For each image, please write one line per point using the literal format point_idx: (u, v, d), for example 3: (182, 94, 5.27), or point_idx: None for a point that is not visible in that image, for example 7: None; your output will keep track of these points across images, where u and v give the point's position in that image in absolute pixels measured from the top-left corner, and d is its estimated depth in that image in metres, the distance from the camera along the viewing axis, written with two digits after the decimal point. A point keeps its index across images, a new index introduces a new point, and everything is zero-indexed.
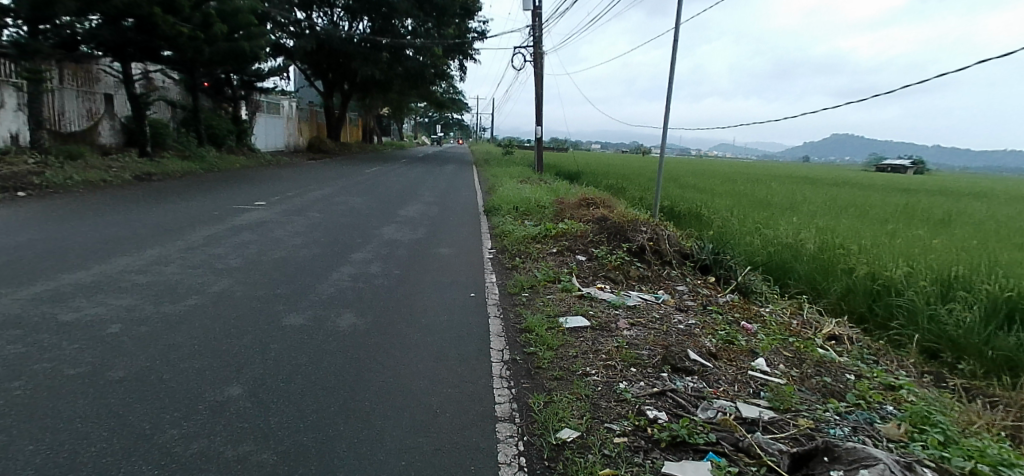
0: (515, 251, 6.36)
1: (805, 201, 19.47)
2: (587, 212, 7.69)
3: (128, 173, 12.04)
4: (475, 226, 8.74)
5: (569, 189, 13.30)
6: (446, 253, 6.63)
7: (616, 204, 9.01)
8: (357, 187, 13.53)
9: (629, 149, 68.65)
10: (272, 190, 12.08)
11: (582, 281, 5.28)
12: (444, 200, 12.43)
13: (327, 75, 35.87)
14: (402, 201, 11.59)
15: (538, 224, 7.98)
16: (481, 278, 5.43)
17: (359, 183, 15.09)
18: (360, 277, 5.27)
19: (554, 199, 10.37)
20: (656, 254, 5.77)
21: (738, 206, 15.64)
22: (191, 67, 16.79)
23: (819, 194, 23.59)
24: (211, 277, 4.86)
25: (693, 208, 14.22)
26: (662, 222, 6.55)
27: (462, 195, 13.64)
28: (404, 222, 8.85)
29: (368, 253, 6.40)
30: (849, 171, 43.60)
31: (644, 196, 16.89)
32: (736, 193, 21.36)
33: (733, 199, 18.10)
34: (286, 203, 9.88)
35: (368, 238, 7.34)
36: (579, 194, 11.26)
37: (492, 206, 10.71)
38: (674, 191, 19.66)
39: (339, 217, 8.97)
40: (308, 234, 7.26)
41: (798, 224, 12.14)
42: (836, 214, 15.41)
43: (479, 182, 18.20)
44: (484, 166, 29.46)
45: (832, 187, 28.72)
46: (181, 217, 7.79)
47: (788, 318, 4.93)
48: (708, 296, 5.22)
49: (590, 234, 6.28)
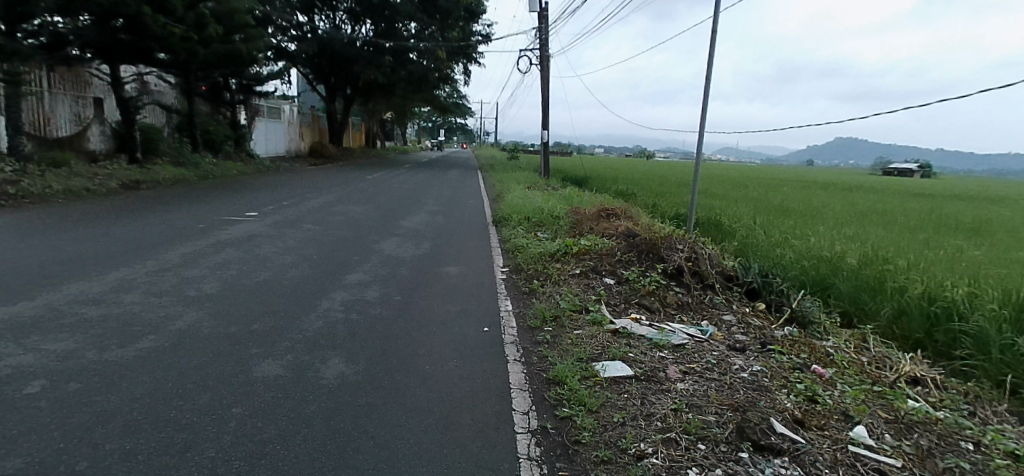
0: (531, 272, 5.62)
1: (824, 208, 18.68)
2: (610, 225, 6.93)
3: (115, 181, 11.36)
4: (484, 240, 8.01)
5: (581, 196, 12.58)
6: (453, 274, 5.89)
7: (640, 216, 8.26)
8: (358, 196, 12.81)
9: (634, 153, 67.92)
10: (267, 198, 11.37)
11: (612, 310, 4.52)
12: (450, 209, 11.71)
13: (329, 79, 35.26)
14: (405, 211, 10.86)
15: (554, 238, 7.22)
16: (495, 306, 4.69)
17: (361, 190, 14.37)
18: (354, 305, 4.53)
19: (570, 209, 9.63)
20: (696, 277, 5.02)
21: (758, 214, 14.86)
22: (187, 70, 16.17)
23: (835, 199, 22.80)
24: (178, 308, 4.13)
25: (711, 216, 13.46)
26: (699, 237, 5.77)
27: (469, 203, 12.90)
28: (406, 235, 8.11)
29: (364, 273, 5.66)
30: (861, 175, 42.72)
31: (658, 203, 16.12)
32: (751, 199, 20.56)
33: (750, 206, 17.29)
34: (279, 214, 9.15)
35: (366, 254, 6.60)
36: (594, 203, 10.51)
37: (502, 216, 9.98)
38: (687, 198, 18.86)
39: (336, 229, 8.24)
40: (300, 250, 6.54)
41: (827, 234, 11.35)
42: (861, 221, 14.62)
43: (485, 189, 17.48)
44: (488, 171, 28.77)
45: (847, 191, 27.88)
46: (161, 230, 7.06)
47: (858, 357, 4.18)
48: (761, 329, 4.47)
49: (617, 252, 5.52)
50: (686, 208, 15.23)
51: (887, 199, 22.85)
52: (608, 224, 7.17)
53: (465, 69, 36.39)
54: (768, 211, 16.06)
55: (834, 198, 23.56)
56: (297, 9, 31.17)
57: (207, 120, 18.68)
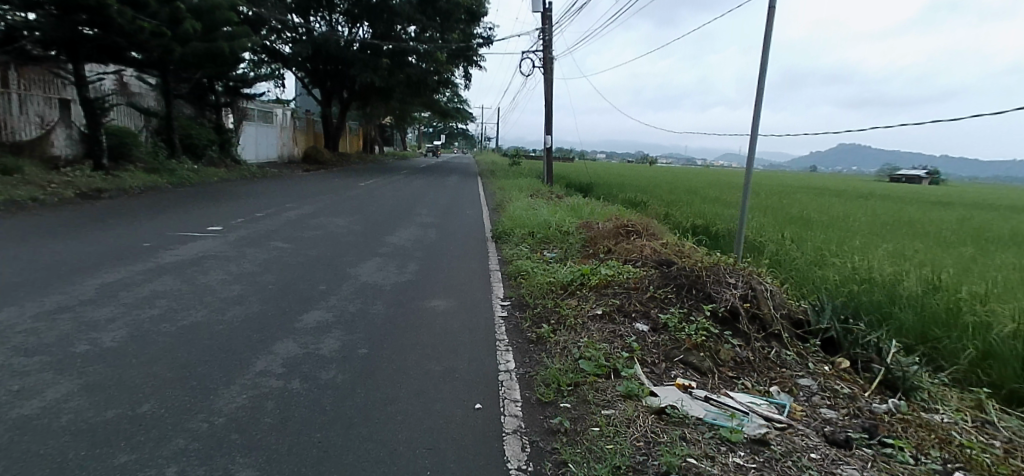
0: (540, 311, 4.46)
1: (847, 218, 17.48)
2: (634, 248, 5.74)
3: (71, 190, 10.22)
4: (483, 261, 6.85)
5: (589, 207, 11.49)
6: (441, 310, 4.72)
7: (663, 234, 7.06)
8: (345, 206, 11.66)
9: (636, 158, 67.08)
10: (242, 209, 10.22)
11: (651, 374, 3.34)
12: (445, 221, 10.57)
13: (325, 83, 34.21)
14: (393, 224, 9.69)
15: (565, 263, 6.02)
16: (492, 364, 3.53)
17: (349, 199, 13.22)
18: (298, 365, 3.33)
19: (583, 222, 8.50)
20: (756, 323, 3.86)
21: (776, 225, 13.78)
22: (166, 69, 15.11)
23: (855, 208, 21.62)
24: (49, 374, 2.95)
25: (732, 229, 12.27)
26: (750, 267, 4.58)
27: (468, 215, 11.72)
28: (389, 255, 6.93)
29: (326, 310, 4.47)
30: (870, 181, 41.74)
31: (669, 213, 15.03)
32: (767, 209, 19.35)
33: (768, 216, 16.13)
34: (247, 229, 7.98)
35: (335, 282, 5.41)
36: (605, 215, 9.38)
37: (502, 231, 8.85)
38: (700, 207, 17.67)
39: (309, 247, 7.08)
40: (258, 276, 5.38)
41: (861, 249, 10.24)
42: (889, 233, 13.51)
43: (485, 198, 16.32)
44: (488, 178, 27.62)
45: (861, 200, 26.78)
46: (95, 250, 5.90)
47: (997, 445, 2.98)
48: (851, 401, 3.30)
49: (649, 286, 4.34)
50: (701, 219, 14.06)
51: (909, 207, 21.70)
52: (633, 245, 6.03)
53: (466, 73, 35.35)
54: (789, 222, 14.88)
55: (852, 207, 22.39)
56: (292, 10, 30.17)
57: (189, 124, 17.56)
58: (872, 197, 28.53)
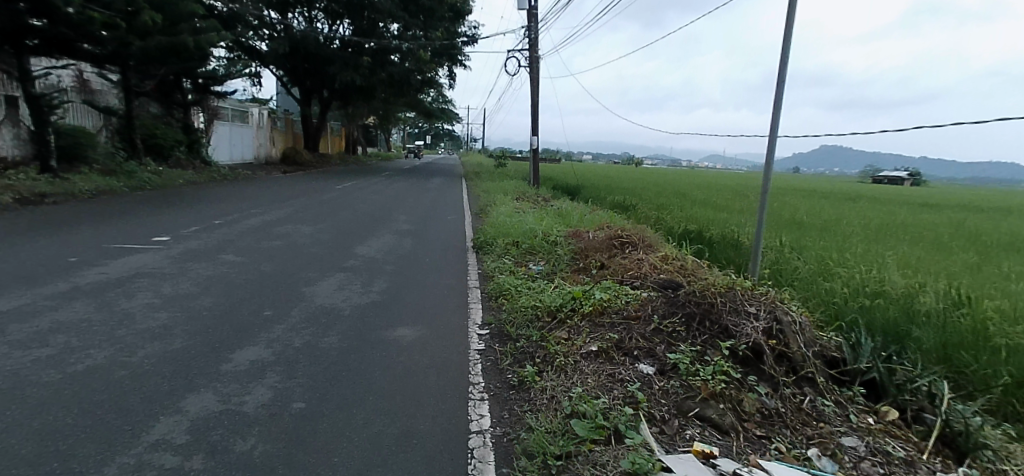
0: (523, 345, 3.74)
1: (842, 222, 16.98)
2: (632, 266, 5.04)
3: (11, 195, 9.35)
4: (462, 277, 6.13)
5: (577, 213, 10.85)
6: (405, 343, 3.98)
7: (662, 247, 6.36)
8: (316, 212, 10.87)
9: (622, 160, 66.86)
10: (201, 215, 9.40)
11: (662, 437, 2.63)
12: (424, 229, 9.83)
13: (304, 82, 33.50)
14: (365, 233, 8.93)
15: (553, 283, 5.30)
16: (460, 423, 2.80)
17: (322, 204, 12.43)
18: (206, 429, 2.59)
19: (573, 231, 7.81)
20: (784, 364, 3.17)
21: (770, 230, 13.25)
22: (126, 64, 14.21)
23: (847, 211, 21.17)
24: None
25: (728, 235, 11.66)
26: (770, 291, 3.90)
27: (449, 222, 10.99)
28: (354, 270, 6.18)
29: (264, 344, 3.71)
30: (856, 183, 41.73)
31: (660, 217, 14.47)
32: (759, 212, 18.80)
33: (763, 221, 15.56)
34: (198, 239, 7.18)
35: (284, 306, 4.65)
36: (595, 222, 8.72)
37: (483, 240, 8.15)
38: (692, 210, 17.09)
39: (265, 261, 6.31)
40: (194, 300, 4.61)
41: (862, 256, 9.70)
42: (886, 238, 13.03)
43: (469, 202, 15.58)
44: (473, 180, 26.83)
45: (849, 201, 26.48)
46: (9, 268, 5.11)
47: None
48: (911, 468, 2.60)
49: (653, 315, 3.64)
50: (694, 224, 13.43)
51: (901, 210, 21.29)
52: (630, 261, 5.35)
53: (450, 73, 34.57)
54: (785, 227, 14.30)
55: (843, 209, 21.98)
56: (269, 6, 29.25)
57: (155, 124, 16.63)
58: (862, 199, 28.19)
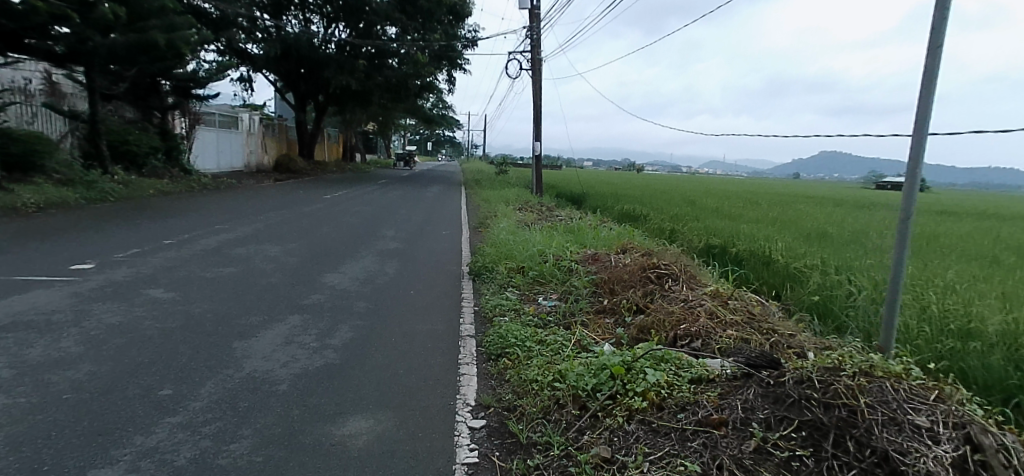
0: (539, 464, 2.34)
1: (869, 234, 15.73)
2: (685, 316, 3.63)
3: None
4: (454, 320, 4.75)
5: (587, 227, 9.53)
6: (358, 450, 2.57)
7: (709, 280, 4.95)
8: (291, 228, 9.53)
9: (623, 167, 65.84)
10: (151, 234, 8.03)
11: None
12: (413, 249, 8.46)
13: (298, 86, 32.45)
14: (342, 254, 7.59)
15: (573, 340, 3.88)
16: None
17: (302, 217, 11.10)
18: None
19: (590, 253, 6.42)
20: None
21: (798, 243, 11.98)
22: (90, 64, 12.96)
23: (869, 221, 19.95)
24: None
25: (756, 250, 10.37)
26: (920, 374, 2.50)
27: (445, 238, 9.65)
28: (313, 310, 4.81)
29: (124, 464, 2.34)
30: (866, 190, 40.53)
31: (676, 230, 13.15)
32: (779, 223, 17.57)
33: (788, 233, 14.25)
34: (128, 267, 5.82)
35: (196, 377, 3.28)
36: (613, 241, 7.36)
37: (481, 263, 6.80)
38: (707, 221, 15.85)
39: (201, 297, 4.96)
40: (69, 368, 3.25)
41: (918, 277, 8.38)
42: (928, 252, 11.73)
43: (467, 213, 14.26)
44: (472, 187, 25.59)
45: (867, 210, 25.18)
46: None
47: None
48: None
49: (752, 422, 2.24)
50: (716, 238, 12.12)
51: (927, 219, 20.07)
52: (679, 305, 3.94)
53: (449, 77, 33.33)
54: (815, 241, 12.97)
55: (865, 219, 20.74)
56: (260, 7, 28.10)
57: (129, 130, 15.40)
58: (879, 206, 26.95)
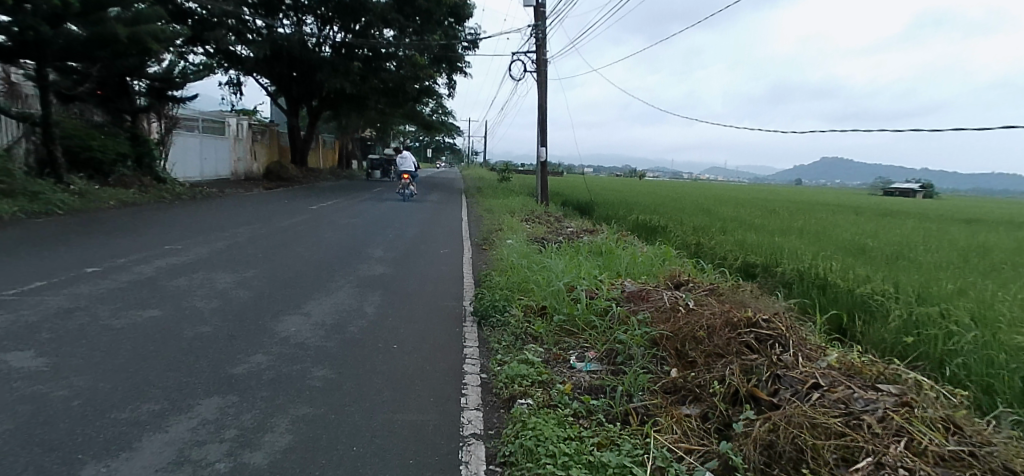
0: None
1: (912, 248, 14.34)
2: (856, 438, 2.13)
3: None
4: (452, 403, 3.23)
5: (610, 246, 8.09)
6: None
7: (814, 337, 3.49)
8: (259, 249, 7.98)
9: (624, 172, 64.70)
10: (81, 257, 6.53)
11: None
12: (404, 275, 6.93)
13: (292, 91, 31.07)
14: (314, 284, 6.09)
15: (651, 464, 2.38)
16: None
17: (278, 233, 9.57)
18: None
19: (629, 289, 4.91)
20: None
21: (845, 260, 10.60)
22: (44, 57, 11.54)
23: (902, 232, 18.54)
24: None
25: (804, 271, 8.97)
26: None
27: (444, 260, 8.13)
28: (243, 386, 3.28)
29: None
30: (880, 198, 39.29)
31: (704, 247, 11.76)
32: (809, 235, 16.13)
33: (829, 249, 12.76)
34: (7, 313, 4.27)
35: None
36: (652, 271, 5.90)
37: (487, 297, 5.32)
38: (733, 233, 14.46)
39: (84, 363, 3.43)
40: None
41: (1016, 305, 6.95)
42: (993, 271, 10.36)
43: (469, 227, 12.76)
44: (475, 196, 24.17)
45: (893, 219, 23.88)
46: None
47: None
48: None
49: None
50: (751, 255, 10.73)
51: (962, 229, 18.69)
52: (828, 411, 2.39)
53: (449, 81, 31.95)
54: (866, 258, 11.45)
55: (896, 230, 19.41)
56: (250, 7, 26.77)
57: (96, 136, 14.23)
58: (902, 216, 25.53)
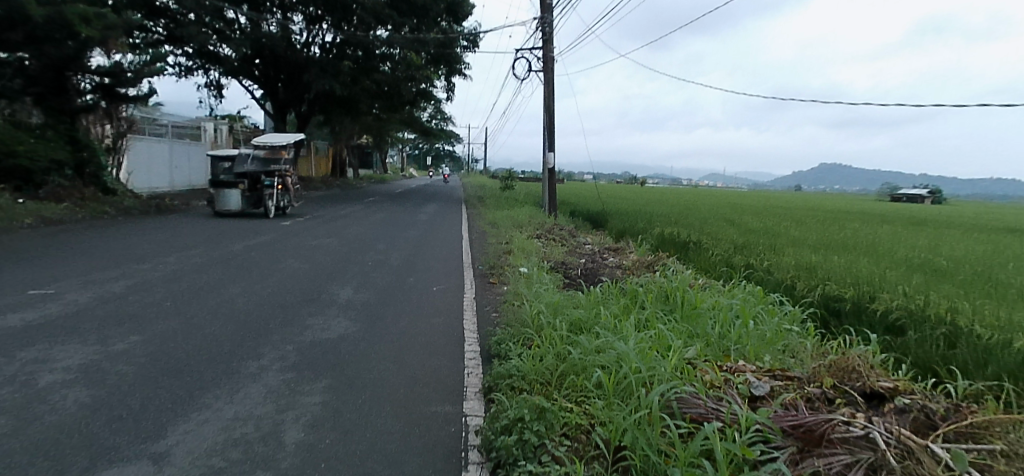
0: None
1: (987, 266, 12.19)
2: None
3: None
4: None
5: (663, 285, 5.84)
6: None
7: None
8: (172, 292, 5.59)
9: (626, 178, 62.86)
10: None
11: None
12: (376, 342, 4.53)
13: (278, 94, 28.93)
14: (220, 367, 3.75)
15: None
16: None
17: (218, 264, 7.25)
18: None
19: (782, 410, 2.60)
20: None
21: (942, 290, 8.41)
22: None
23: (958, 246, 16.37)
24: None
25: (910, 315, 6.75)
26: None
27: (439, 308, 5.73)
28: None
29: None
30: (901, 205, 37.30)
31: (757, 277, 9.54)
32: (861, 251, 14.00)
33: (909, 273, 10.41)
34: None
35: None
36: (771, 349, 3.65)
37: (510, 403, 3.02)
38: (777, 251, 12.32)
39: None
40: None
41: None
42: None
43: (470, 247, 10.50)
44: (475, 207, 21.99)
45: (934, 229, 21.78)
46: None
47: None
48: None
49: None
50: (823, 287, 8.50)
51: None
52: None
53: (447, 83, 29.64)
54: (971, 286, 9.08)
55: (947, 242, 17.30)
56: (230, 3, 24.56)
57: (31, 140, 12.11)
58: (937, 223, 23.42)
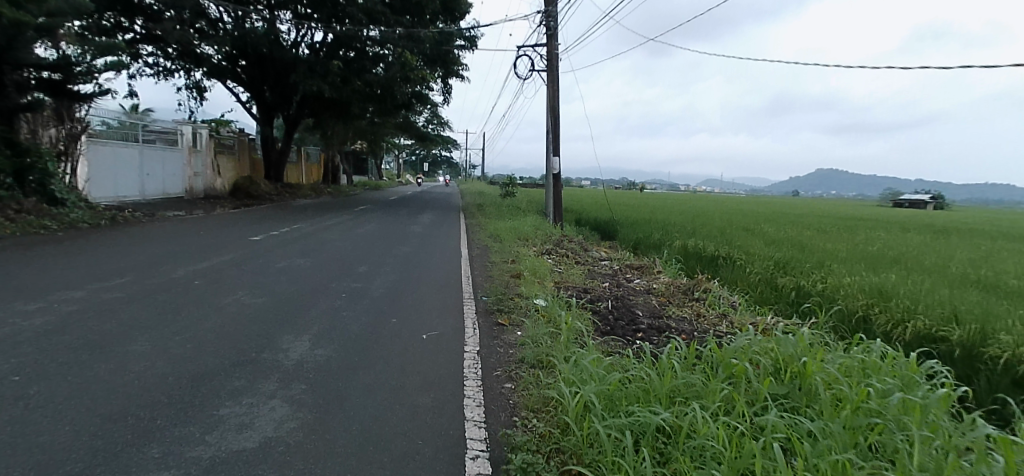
0: None
1: None
2: None
3: None
4: None
5: (749, 334, 4.10)
6: None
7: None
8: (33, 357, 3.81)
9: (627, 184, 61.43)
10: None
11: None
12: (323, 459, 2.76)
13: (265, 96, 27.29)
14: None
15: None
16: None
17: (139, 303, 5.49)
18: None
19: None
20: None
21: None
22: None
23: (1009, 257, 14.74)
24: None
25: None
26: None
27: (432, 374, 3.97)
28: None
29: None
30: (915, 211, 35.81)
31: (817, 306, 7.84)
32: (911, 266, 12.33)
33: (989, 296, 8.73)
34: None
35: None
36: None
37: None
38: (822, 269, 10.66)
39: None
40: None
41: None
42: None
43: (470, 269, 8.78)
44: (474, 216, 20.32)
45: (968, 237, 20.22)
46: None
47: None
48: None
49: None
50: (908, 319, 6.82)
51: None
52: None
53: (444, 86, 28.01)
54: None
55: (995, 253, 15.69)
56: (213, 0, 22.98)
57: None
58: (965, 231, 21.88)
